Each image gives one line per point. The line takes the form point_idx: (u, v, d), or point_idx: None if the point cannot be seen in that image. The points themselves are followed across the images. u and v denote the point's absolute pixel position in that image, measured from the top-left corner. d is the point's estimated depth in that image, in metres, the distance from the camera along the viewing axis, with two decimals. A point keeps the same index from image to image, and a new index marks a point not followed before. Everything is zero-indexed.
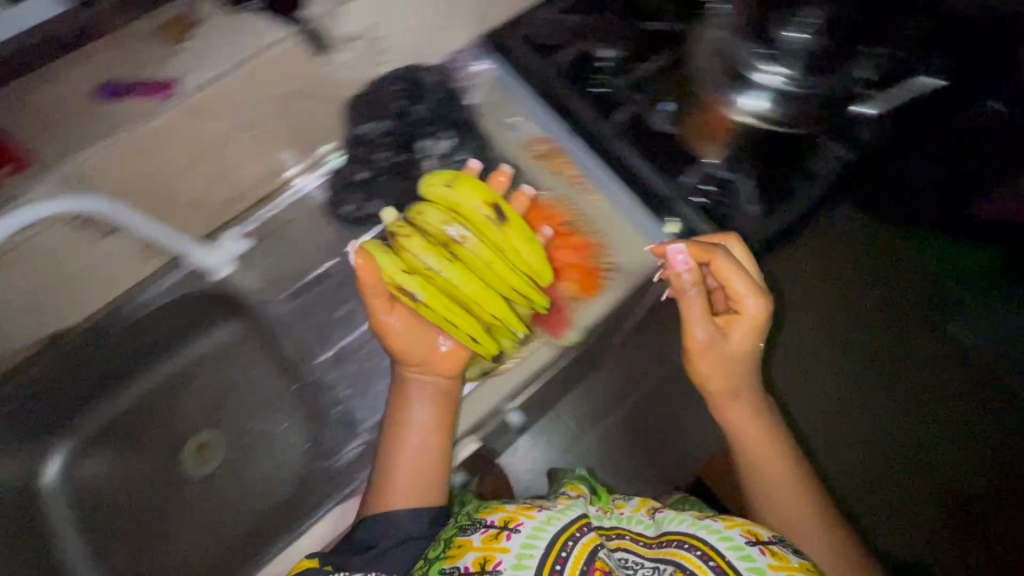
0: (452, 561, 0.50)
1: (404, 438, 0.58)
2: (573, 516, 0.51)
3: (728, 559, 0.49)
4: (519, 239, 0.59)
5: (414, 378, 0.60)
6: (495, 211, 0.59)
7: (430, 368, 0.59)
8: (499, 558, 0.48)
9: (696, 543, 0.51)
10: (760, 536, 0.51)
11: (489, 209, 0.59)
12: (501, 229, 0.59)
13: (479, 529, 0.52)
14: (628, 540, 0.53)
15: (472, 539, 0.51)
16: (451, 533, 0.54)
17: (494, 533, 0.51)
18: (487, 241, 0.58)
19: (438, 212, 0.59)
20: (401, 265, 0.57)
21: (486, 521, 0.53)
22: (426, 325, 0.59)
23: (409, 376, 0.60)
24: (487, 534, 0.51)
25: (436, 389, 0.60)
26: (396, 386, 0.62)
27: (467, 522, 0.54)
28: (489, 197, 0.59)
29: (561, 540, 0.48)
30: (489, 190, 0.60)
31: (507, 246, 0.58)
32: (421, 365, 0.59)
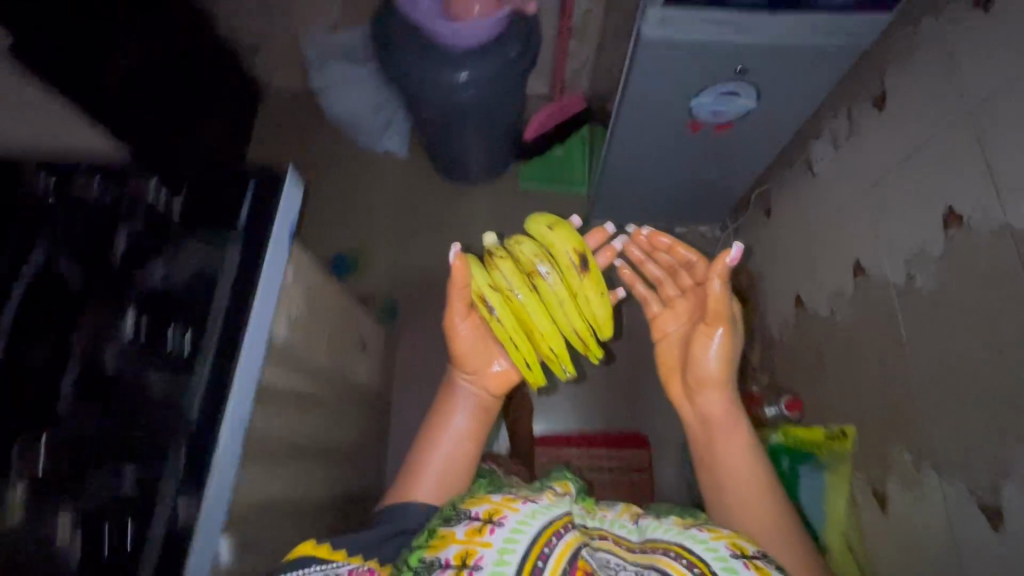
0: (436, 552, 0.56)
1: (441, 435, 0.80)
2: (557, 513, 0.59)
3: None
4: (595, 291, 0.73)
5: (461, 382, 0.84)
6: (580, 260, 0.74)
7: (483, 381, 0.84)
8: (481, 553, 0.54)
9: (687, 556, 0.55)
10: (742, 554, 0.56)
11: (577, 257, 0.74)
12: (580, 279, 0.73)
13: (463, 521, 0.59)
14: (612, 545, 0.58)
15: (457, 529, 0.58)
16: (435, 525, 0.61)
17: (478, 524, 0.58)
18: (567, 283, 0.73)
19: (530, 247, 0.75)
20: (488, 280, 0.78)
21: (471, 514, 0.59)
22: (482, 342, 0.84)
23: (457, 377, 0.85)
24: (473, 527, 0.58)
25: (483, 406, 0.84)
26: (447, 381, 0.86)
27: (453, 513, 0.61)
28: (580, 246, 0.74)
29: (546, 534, 0.56)
30: (581, 241, 0.75)
31: (581, 295, 0.74)
32: (472, 375, 0.84)
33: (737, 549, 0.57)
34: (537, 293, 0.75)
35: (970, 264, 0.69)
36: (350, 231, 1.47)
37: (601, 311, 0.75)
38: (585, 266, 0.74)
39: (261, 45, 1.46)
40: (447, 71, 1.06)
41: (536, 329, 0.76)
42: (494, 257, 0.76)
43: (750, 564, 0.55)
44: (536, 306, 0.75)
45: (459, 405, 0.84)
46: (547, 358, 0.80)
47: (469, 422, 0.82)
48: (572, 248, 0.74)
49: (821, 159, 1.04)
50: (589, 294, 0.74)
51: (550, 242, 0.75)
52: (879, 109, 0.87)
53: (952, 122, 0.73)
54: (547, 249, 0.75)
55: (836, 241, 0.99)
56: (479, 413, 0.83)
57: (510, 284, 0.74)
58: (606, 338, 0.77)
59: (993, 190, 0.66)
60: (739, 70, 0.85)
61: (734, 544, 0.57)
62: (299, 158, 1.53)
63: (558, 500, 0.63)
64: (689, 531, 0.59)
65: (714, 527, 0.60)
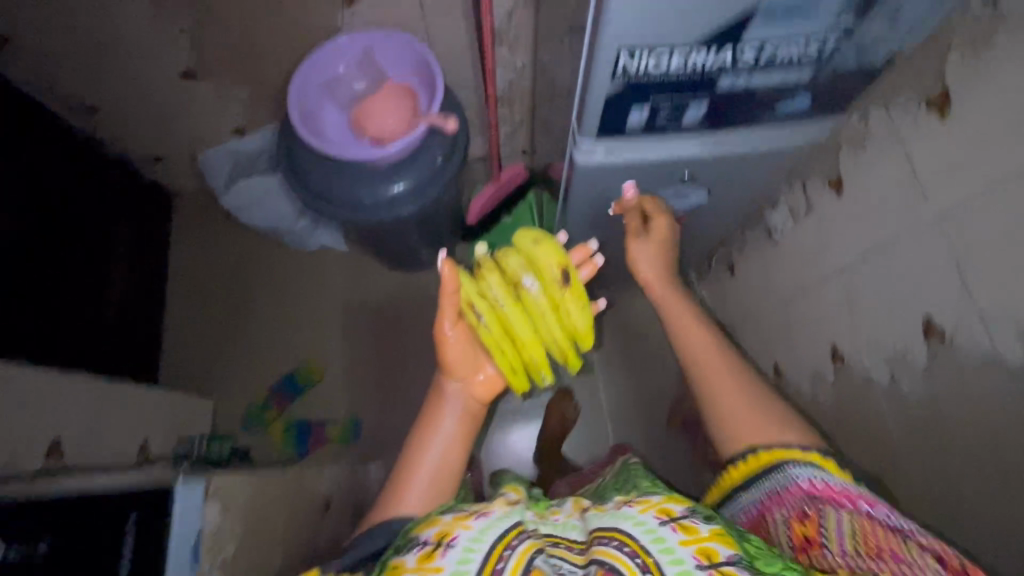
0: None
1: (429, 441, 0.76)
2: (505, 524, 0.51)
3: (657, 563, 0.45)
4: (578, 303, 0.77)
5: (449, 387, 0.79)
6: (564, 274, 0.77)
7: (472, 390, 0.80)
8: None
9: (625, 539, 0.47)
10: (669, 519, 0.48)
11: (561, 272, 0.77)
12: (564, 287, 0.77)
13: (414, 549, 0.52)
14: (562, 548, 0.49)
15: (409, 558, 0.51)
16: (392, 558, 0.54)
17: (430, 551, 0.51)
18: (551, 296, 0.77)
19: (520, 261, 0.76)
20: (475, 289, 0.76)
21: (421, 542, 0.53)
22: (473, 349, 0.79)
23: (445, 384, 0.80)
24: (425, 553, 0.51)
25: (471, 412, 0.80)
26: (433, 388, 0.81)
27: (406, 542, 0.55)
28: (566, 262, 0.77)
29: (497, 551, 0.48)
30: (566, 257, 0.78)
31: (564, 308, 0.77)
32: (464, 382, 0.79)
33: (665, 516, 0.49)
34: (524, 303, 0.76)
35: (962, 385, 0.64)
36: (294, 346, 1.35)
37: (579, 319, 0.78)
38: (565, 280, 0.77)
39: (160, 157, 1.29)
40: (373, 189, 0.95)
41: (521, 338, 0.77)
42: (482, 269, 0.77)
43: (678, 525, 0.48)
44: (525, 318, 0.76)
45: (448, 413, 0.79)
46: (529, 366, 0.80)
47: (458, 428, 0.78)
48: (558, 262, 0.77)
49: (781, 228, 0.98)
50: (572, 306, 0.77)
51: (536, 256, 0.77)
52: (837, 192, 0.82)
53: (916, 227, 0.68)
54: (533, 263, 0.77)
55: (808, 322, 0.94)
56: (468, 420, 0.79)
57: (496, 291, 0.76)
58: (587, 348, 0.81)
59: (974, 312, 0.62)
60: (687, 178, 0.78)
61: (663, 511, 0.50)
62: (227, 275, 1.40)
63: (511, 509, 0.55)
64: (624, 517, 0.50)
65: (642, 499, 0.53)
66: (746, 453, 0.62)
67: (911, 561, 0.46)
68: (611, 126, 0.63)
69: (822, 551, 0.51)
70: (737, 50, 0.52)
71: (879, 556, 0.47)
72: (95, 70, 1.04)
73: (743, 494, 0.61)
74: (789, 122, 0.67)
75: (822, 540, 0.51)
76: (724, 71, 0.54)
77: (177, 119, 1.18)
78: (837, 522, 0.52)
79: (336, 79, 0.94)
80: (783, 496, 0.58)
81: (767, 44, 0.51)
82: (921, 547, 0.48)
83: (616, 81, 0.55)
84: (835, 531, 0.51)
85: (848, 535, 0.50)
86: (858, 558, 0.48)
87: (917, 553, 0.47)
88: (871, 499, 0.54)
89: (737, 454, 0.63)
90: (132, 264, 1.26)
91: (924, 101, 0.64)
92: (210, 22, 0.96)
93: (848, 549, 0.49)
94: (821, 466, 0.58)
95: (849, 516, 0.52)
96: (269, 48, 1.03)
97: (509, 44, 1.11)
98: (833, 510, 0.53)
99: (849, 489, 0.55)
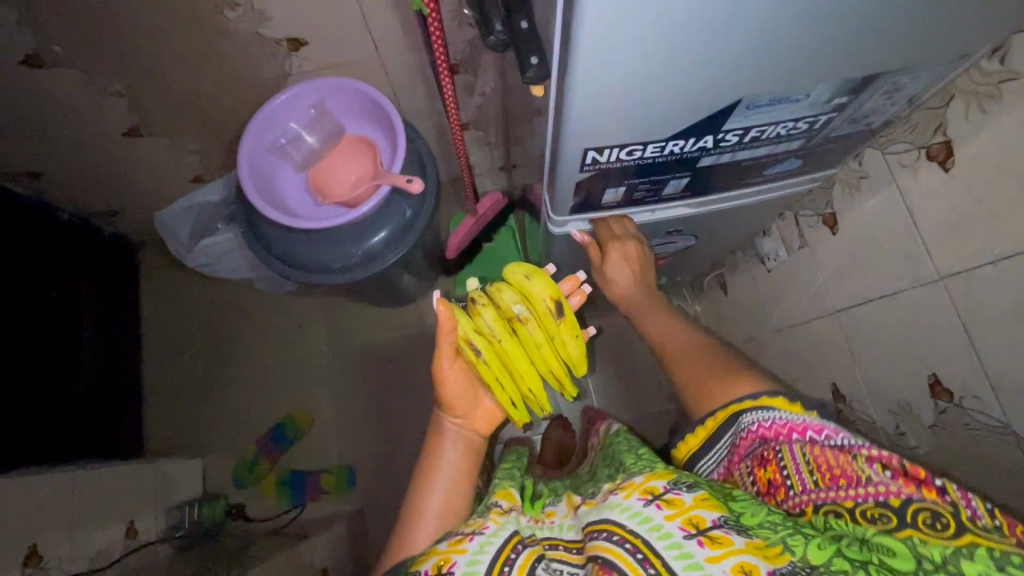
0: None
1: (433, 484, 0.66)
2: (504, 535, 0.49)
3: (647, 542, 0.39)
4: (573, 338, 0.65)
5: (450, 425, 0.70)
6: (559, 307, 0.64)
7: (475, 426, 0.70)
8: None
9: (611, 526, 0.42)
10: (652, 496, 0.43)
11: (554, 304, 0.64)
12: (559, 322, 0.64)
13: None
14: (563, 550, 0.48)
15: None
16: None
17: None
18: (544, 330, 0.65)
19: (512, 296, 0.65)
20: (471, 325, 0.66)
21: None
22: (472, 383, 0.70)
23: (443, 420, 0.71)
24: None
25: (472, 445, 0.70)
26: (433, 425, 0.72)
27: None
28: (561, 295, 0.65)
29: (500, 559, 0.46)
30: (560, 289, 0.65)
31: (560, 343, 0.65)
32: (463, 419, 0.70)
33: (648, 493, 0.43)
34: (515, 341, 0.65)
35: (971, 449, 0.61)
36: (281, 397, 1.32)
37: (574, 352, 0.67)
38: (559, 313, 0.64)
39: (118, 213, 1.22)
40: (349, 244, 0.88)
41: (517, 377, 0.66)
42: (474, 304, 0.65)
43: (663, 501, 0.42)
44: (518, 358, 0.65)
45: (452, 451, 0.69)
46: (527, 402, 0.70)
47: (463, 466, 0.68)
48: (551, 292, 0.64)
49: (774, 257, 0.93)
50: (569, 339, 0.66)
51: (528, 289, 0.65)
52: (831, 230, 0.77)
53: (915, 281, 0.64)
54: (525, 297, 0.65)
55: (804, 359, 0.90)
56: (471, 458, 0.70)
57: (490, 327, 0.65)
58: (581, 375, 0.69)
59: (982, 378, 0.58)
60: (672, 231, 0.74)
61: (645, 488, 0.44)
62: (205, 327, 1.36)
63: (504, 518, 0.52)
64: (609, 502, 0.44)
65: (626, 482, 0.46)
66: (706, 417, 0.55)
67: (868, 482, 0.42)
68: (587, 202, 0.59)
69: (786, 494, 0.46)
70: (719, 135, 0.47)
71: (837, 483, 0.43)
72: (30, 137, 0.96)
73: (702, 455, 0.54)
74: (778, 180, 0.63)
75: (782, 483, 0.46)
76: (706, 152, 0.50)
77: (129, 176, 1.11)
78: (792, 459, 0.46)
79: (291, 135, 0.88)
80: (736, 447, 0.51)
81: (751, 129, 0.47)
82: (870, 457, 0.43)
83: (586, 170, 0.50)
84: (794, 468, 0.46)
85: (803, 469, 0.45)
86: (819, 496, 0.43)
87: (871, 470, 0.42)
88: (816, 423, 0.47)
89: (702, 415, 0.56)
90: (100, 328, 1.21)
91: (924, 152, 0.60)
92: (146, 82, 0.88)
93: (809, 486, 0.44)
94: (771, 406, 0.50)
95: (800, 448, 0.46)
96: (217, 100, 0.95)
97: (473, 73, 1.03)
98: (787, 445, 0.47)
99: (796, 420, 0.47)
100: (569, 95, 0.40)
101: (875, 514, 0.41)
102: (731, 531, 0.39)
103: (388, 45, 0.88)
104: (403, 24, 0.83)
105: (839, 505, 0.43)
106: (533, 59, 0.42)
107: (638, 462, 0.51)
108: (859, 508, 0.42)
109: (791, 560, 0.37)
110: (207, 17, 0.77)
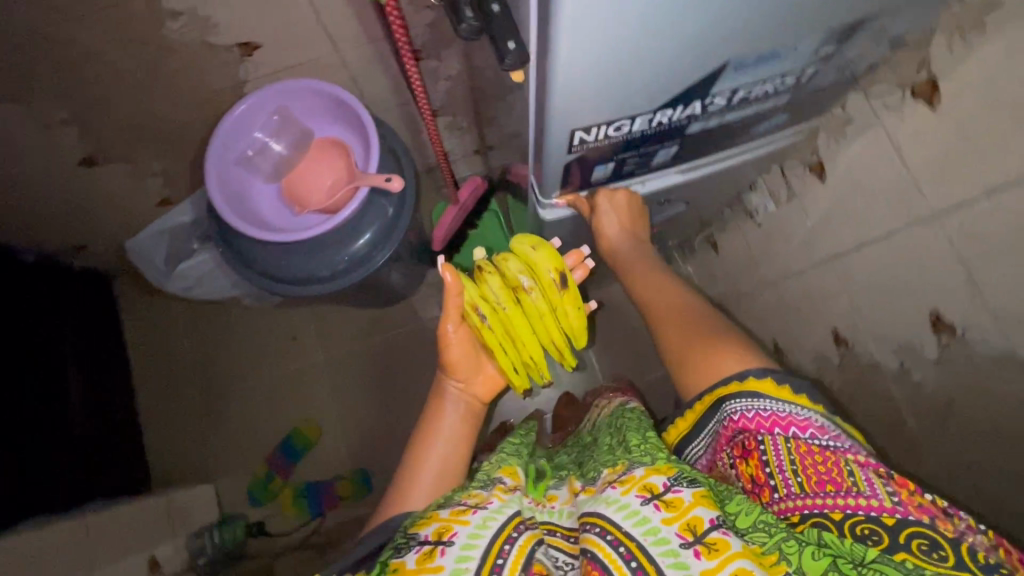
0: None
1: (432, 445, 0.63)
2: (507, 513, 0.47)
3: (642, 546, 0.40)
4: (575, 309, 0.66)
5: (450, 390, 0.68)
6: (562, 277, 0.64)
7: (474, 391, 0.69)
8: None
9: (607, 525, 0.41)
10: (651, 496, 0.42)
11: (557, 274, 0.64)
12: (562, 293, 0.65)
13: (413, 548, 0.46)
14: (558, 535, 0.48)
15: (406, 563, 0.44)
16: (387, 557, 0.48)
17: (428, 551, 0.45)
18: (546, 301, 0.65)
19: (517, 265, 0.65)
20: (477, 291, 0.67)
21: (419, 539, 0.46)
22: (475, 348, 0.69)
23: (444, 383, 0.69)
24: (423, 552, 0.45)
25: (470, 409, 0.69)
26: (434, 388, 0.70)
27: (404, 539, 0.48)
28: (564, 266, 0.65)
29: (497, 545, 0.45)
30: (563, 260, 0.65)
31: (561, 312, 0.66)
32: (464, 383, 0.68)
33: (647, 490, 0.43)
34: (518, 309, 0.66)
35: (978, 384, 0.61)
36: (283, 410, 1.30)
37: (575, 322, 0.67)
38: (561, 282, 0.64)
39: (85, 246, 1.17)
40: (331, 249, 0.85)
41: (522, 344, 0.67)
42: (482, 271, 0.67)
43: (662, 503, 0.42)
44: (520, 324, 0.66)
45: (450, 417, 0.67)
46: (530, 366, 0.71)
47: (464, 431, 0.66)
48: (555, 261, 0.64)
49: (763, 210, 0.92)
50: (572, 308, 0.66)
51: (533, 258, 0.64)
52: (820, 177, 0.76)
53: (909, 221, 0.63)
54: (529, 267, 0.65)
55: (801, 308, 0.91)
56: (472, 422, 0.68)
57: (496, 294, 0.65)
58: (581, 346, 0.70)
59: (984, 309, 0.58)
60: (664, 201, 0.73)
61: (644, 485, 0.43)
62: (195, 350, 1.32)
63: (509, 496, 0.50)
64: (605, 495, 0.44)
65: (627, 474, 0.45)
66: (695, 399, 0.56)
67: (859, 493, 0.43)
68: (574, 180, 0.58)
69: (772, 496, 0.47)
70: (707, 100, 0.46)
71: (825, 488, 0.45)
72: None
73: (693, 437, 0.56)
74: (769, 133, 0.63)
75: (768, 483, 0.48)
76: (694, 119, 0.48)
77: (89, 207, 1.05)
78: (776, 453, 0.48)
79: (258, 146, 0.84)
80: (722, 434, 0.53)
81: (739, 89, 0.45)
82: (861, 464, 0.45)
83: (573, 151, 0.49)
84: (777, 464, 0.47)
85: (790, 470, 0.47)
86: (806, 501, 0.45)
87: (864, 478, 0.44)
88: (802, 419, 0.48)
89: (694, 397, 0.56)
90: (84, 366, 1.16)
91: (909, 90, 0.59)
92: (94, 106, 0.83)
93: (796, 489, 0.46)
94: (760, 392, 0.50)
95: (784, 441, 0.48)
96: (171, 117, 0.90)
97: (438, 57, 0.99)
98: (770, 437, 0.49)
99: (781, 413, 0.49)
100: (552, 72, 0.37)
101: (866, 530, 0.42)
102: (729, 534, 0.39)
103: (345, 39, 0.83)
104: (357, 15, 0.79)
105: (826, 515, 0.44)
106: (510, 43, 0.40)
107: (648, 446, 0.49)
108: (847, 521, 0.43)
109: (788, 571, 0.38)
110: (148, 31, 0.73)
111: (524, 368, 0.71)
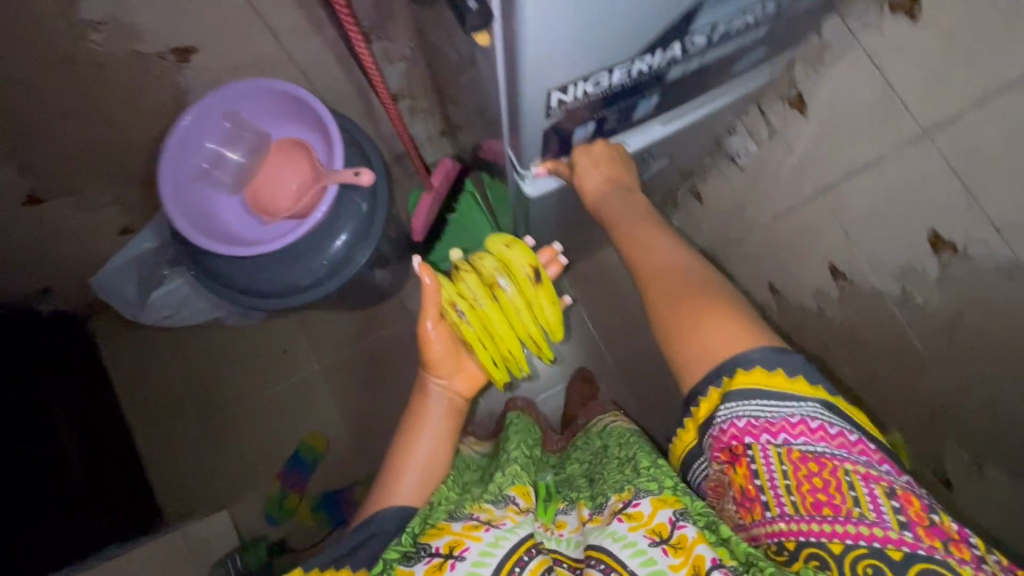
0: None
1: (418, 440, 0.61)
2: (519, 534, 0.47)
3: None
4: (552, 305, 0.63)
5: (434, 388, 0.65)
6: (536, 273, 0.62)
7: (459, 387, 0.67)
8: None
9: (613, 563, 0.43)
10: (660, 538, 0.43)
11: (532, 270, 0.62)
12: (536, 287, 0.62)
13: (423, 559, 0.45)
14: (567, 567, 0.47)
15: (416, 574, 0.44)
16: (391, 558, 0.47)
17: (438, 564, 0.45)
18: (523, 296, 0.62)
19: (494, 262, 0.62)
20: (454, 290, 0.63)
21: (429, 550, 0.46)
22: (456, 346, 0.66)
23: (427, 381, 0.66)
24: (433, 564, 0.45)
25: (454, 405, 0.66)
26: (417, 386, 0.67)
27: (413, 547, 0.47)
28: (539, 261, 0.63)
29: (510, 560, 0.45)
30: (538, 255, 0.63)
31: (538, 307, 0.63)
32: (447, 380, 0.65)
33: (655, 532, 0.44)
34: (496, 308, 0.62)
35: (985, 296, 0.61)
36: (286, 424, 1.28)
37: (552, 317, 0.64)
38: (535, 278, 0.62)
39: (49, 288, 1.11)
40: (303, 259, 0.82)
41: (503, 342, 0.63)
42: (459, 270, 0.63)
43: (670, 547, 0.43)
44: (499, 323, 0.62)
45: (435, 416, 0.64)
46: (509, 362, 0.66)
47: (450, 424, 0.64)
48: (529, 257, 0.62)
49: (745, 152, 0.90)
50: (548, 304, 0.63)
51: (508, 257, 0.62)
52: (800, 111, 0.74)
53: (898, 143, 0.62)
54: (505, 264, 0.62)
55: (793, 246, 0.89)
56: (456, 419, 0.65)
57: (474, 293, 0.62)
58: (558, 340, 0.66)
59: (985, 222, 0.57)
60: (646, 156, 0.70)
61: (653, 527, 0.44)
62: (184, 376, 1.28)
63: (522, 517, 0.49)
64: (614, 530, 0.45)
65: (636, 509, 0.46)
66: (696, 395, 0.51)
67: (859, 520, 0.43)
68: (552, 146, 0.55)
69: (764, 515, 0.47)
70: (687, 40, 0.42)
71: (820, 511, 0.44)
72: None
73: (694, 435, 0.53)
74: (750, 69, 0.60)
75: (759, 498, 0.47)
76: (674, 64, 0.45)
77: (45, 247, 0.99)
78: (770, 467, 0.47)
79: (212, 158, 0.79)
80: (713, 446, 0.51)
81: (718, 25, 0.42)
82: (866, 482, 0.43)
83: (551, 116, 0.46)
84: (769, 480, 0.47)
85: (784, 488, 0.46)
86: (801, 527, 0.45)
87: (868, 502, 0.43)
88: (794, 424, 0.47)
89: (696, 388, 0.51)
90: (73, 408, 1.11)
91: (887, 6, 0.56)
92: (28, 138, 0.77)
93: (790, 510, 0.46)
94: (750, 386, 0.48)
95: (774, 450, 0.47)
96: (114, 140, 0.84)
97: (388, 38, 0.93)
98: (758, 443, 0.48)
99: (772, 420, 0.47)
100: (520, 32, 0.34)
101: (868, 568, 0.42)
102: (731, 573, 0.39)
103: (287, 31, 0.78)
104: (298, 3, 0.74)
105: (823, 546, 0.44)
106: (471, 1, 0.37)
107: (657, 469, 0.50)
108: (849, 554, 0.42)
109: None
110: (74, 48, 0.67)
111: (503, 364, 0.66)
